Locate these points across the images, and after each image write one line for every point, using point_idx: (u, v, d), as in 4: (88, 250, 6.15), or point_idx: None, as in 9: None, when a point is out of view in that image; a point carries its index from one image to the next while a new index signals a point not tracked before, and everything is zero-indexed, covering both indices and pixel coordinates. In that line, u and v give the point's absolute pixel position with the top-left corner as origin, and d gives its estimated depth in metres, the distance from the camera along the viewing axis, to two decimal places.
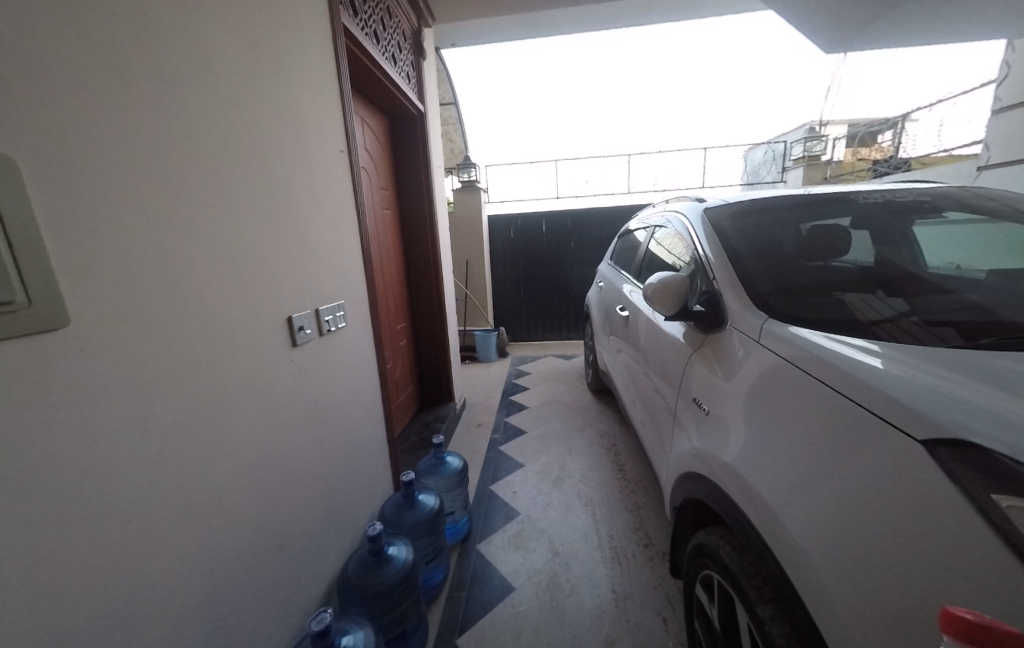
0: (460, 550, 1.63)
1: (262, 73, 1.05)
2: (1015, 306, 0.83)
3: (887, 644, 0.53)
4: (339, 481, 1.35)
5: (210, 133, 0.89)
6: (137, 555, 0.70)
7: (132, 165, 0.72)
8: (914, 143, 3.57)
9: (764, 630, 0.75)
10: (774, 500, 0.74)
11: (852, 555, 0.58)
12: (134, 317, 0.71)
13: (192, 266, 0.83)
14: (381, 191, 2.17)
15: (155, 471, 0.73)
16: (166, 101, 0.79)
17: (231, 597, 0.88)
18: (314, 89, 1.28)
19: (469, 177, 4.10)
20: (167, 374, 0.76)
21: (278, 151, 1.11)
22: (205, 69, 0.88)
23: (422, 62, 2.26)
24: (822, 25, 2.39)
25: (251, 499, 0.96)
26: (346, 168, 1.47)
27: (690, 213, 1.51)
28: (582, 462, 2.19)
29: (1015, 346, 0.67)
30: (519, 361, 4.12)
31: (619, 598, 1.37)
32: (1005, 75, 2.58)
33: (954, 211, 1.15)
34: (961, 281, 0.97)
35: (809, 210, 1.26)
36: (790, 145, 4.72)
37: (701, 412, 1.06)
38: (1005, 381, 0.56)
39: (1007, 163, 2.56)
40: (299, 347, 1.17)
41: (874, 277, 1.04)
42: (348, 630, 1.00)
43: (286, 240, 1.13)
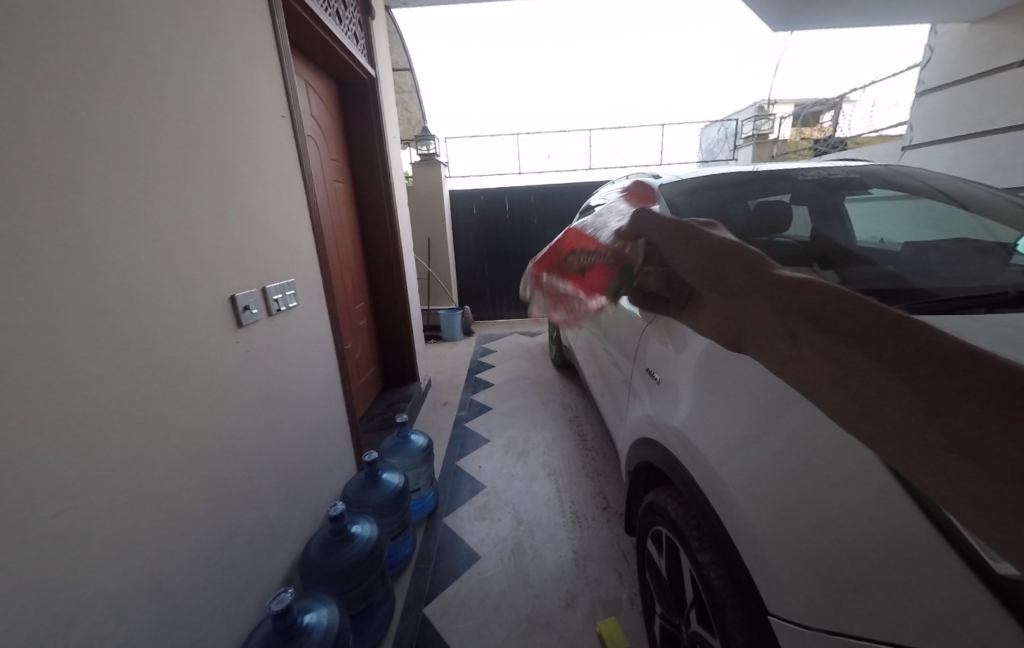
0: (427, 524, 1.66)
1: (183, 25, 0.95)
2: (923, 275, 0.92)
3: (806, 582, 0.59)
4: (296, 464, 1.33)
5: (123, 90, 0.79)
6: (71, 551, 0.66)
7: (29, 122, 0.63)
8: (850, 123, 3.79)
9: (703, 573, 0.83)
10: (714, 461, 0.80)
11: (777, 503, 0.64)
12: (47, 297, 0.64)
13: (112, 239, 0.76)
14: (330, 162, 2.05)
15: (84, 462, 0.69)
16: (65, 51, 0.69)
17: (181, 586, 0.86)
18: (247, 43, 1.17)
19: (429, 150, 3.98)
20: (91, 356, 0.71)
21: (210, 116, 1.02)
22: (113, 17, 0.78)
23: (370, 21, 2.12)
24: (763, 7, 2.48)
25: (199, 487, 0.92)
26: (290, 136, 1.38)
27: (645, 189, 1.52)
28: (546, 434, 2.26)
29: (919, 311, 0.78)
30: (484, 339, 4.14)
31: (579, 557, 1.45)
32: (928, 58, 2.78)
33: (879, 188, 1.25)
34: (881, 252, 1.06)
35: (755, 187, 1.32)
36: (741, 123, 4.89)
37: (654, 381, 1.12)
38: None
39: (927, 142, 2.79)
40: (246, 328, 1.12)
41: (811, 251, 1.12)
42: (311, 608, 1.00)
43: (225, 213, 1.06)
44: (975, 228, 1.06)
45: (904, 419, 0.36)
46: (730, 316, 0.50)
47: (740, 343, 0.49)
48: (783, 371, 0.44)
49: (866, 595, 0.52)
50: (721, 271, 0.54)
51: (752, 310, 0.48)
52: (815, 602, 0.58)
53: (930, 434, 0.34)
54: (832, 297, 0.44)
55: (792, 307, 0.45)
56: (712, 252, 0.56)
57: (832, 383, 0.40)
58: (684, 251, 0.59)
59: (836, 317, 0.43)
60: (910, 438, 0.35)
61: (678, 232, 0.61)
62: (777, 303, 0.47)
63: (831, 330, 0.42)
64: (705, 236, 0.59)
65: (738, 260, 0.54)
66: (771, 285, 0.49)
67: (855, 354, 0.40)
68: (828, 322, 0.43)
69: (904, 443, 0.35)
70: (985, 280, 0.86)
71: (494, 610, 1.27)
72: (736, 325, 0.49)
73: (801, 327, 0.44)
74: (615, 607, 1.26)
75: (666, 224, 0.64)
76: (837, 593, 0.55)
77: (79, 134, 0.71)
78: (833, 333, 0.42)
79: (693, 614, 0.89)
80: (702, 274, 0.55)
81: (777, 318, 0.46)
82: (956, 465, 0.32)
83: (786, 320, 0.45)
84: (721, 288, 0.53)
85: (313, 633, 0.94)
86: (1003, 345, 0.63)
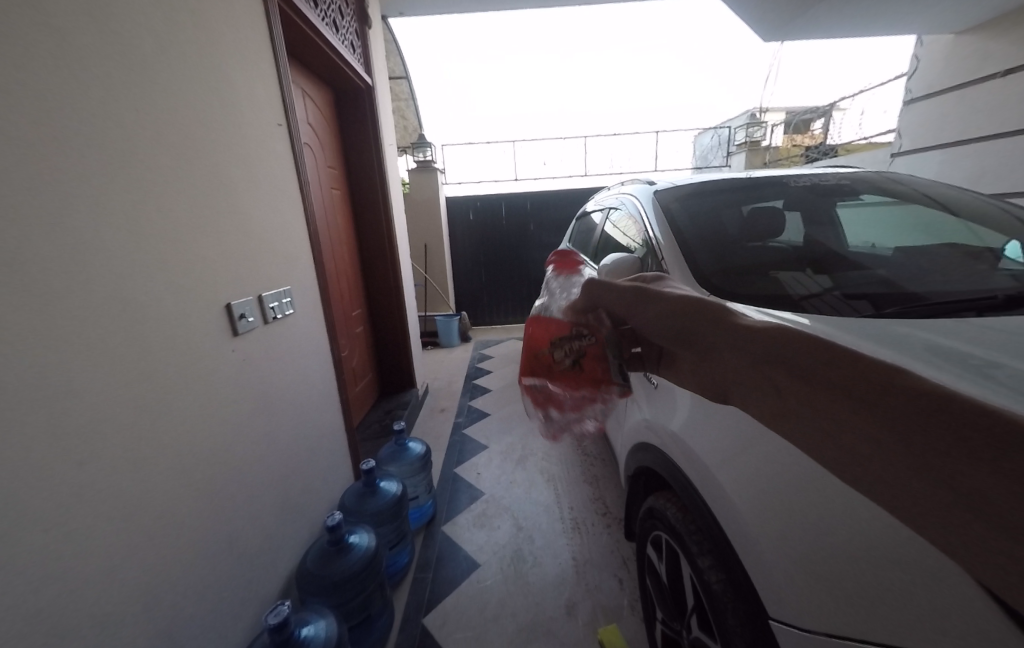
0: (426, 533, 1.64)
1: (180, 34, 0.95)
2: (913, 280, 0.94)
3: (806, 586, 0.59)
4: (292, 473, 1.31)
5: (119, 98, 0.79)
6: (62, 566, 0.64)
7: (21, 128, 0.63)
8: (840, 131, 3.85)
9: (704, 578, 0.83)
10: (713, 464, 0.80)
11: (777, 508, 0.65)
12: (37, 304, 0.63)
13: (104, 247, 0.75)
14: (327, 169, 2.06)
15: (78, 472, 0.68)
16: (61, 60, 0.69)
17: (175, 599, 0.84)
18: (244, 51, 1.18)
19: (425, 157, 4.00)
20: (83, 365, 0.70)
21: (204, 124, 1.02)
22: (109, 27, 0.78)
23: (367, 31, 2.14)
24: (753, 20, 2.54)
25: (194, 498, 0.91)
26: (287, 144, 1.38)
27: (641, 194, 1.54)
28: (545, 440, 2.26)
29: (911, 314, 0.80)
30: (481, 345, 4.14)
31: (578, 564, 1.44)
32: (914, 69, 2.84)
33: (869, 194, 1.27)
34: (873, 256, 1.08)
35: (749, 193, 1.34)
36: (733, 131, 4.98)
37: (652, 385, 1.13)
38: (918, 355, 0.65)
39: (916, 150, 2.85)
40: (242, 335, 1.11)
41: (804, 255, 1.14)
42: (309, 620, 0.99)
43: (220, 221, 1.05)
44: (964, 234, 1.08)
45: (893, 466, 0.38)
46: (717, 368, 0.55)
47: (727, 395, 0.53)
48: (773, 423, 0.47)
49: (866, 595, 0.52)
50: (694, 323, 0.57)
51: (736, 364, 0.51)
52: (815, 603, 0.58)
53: (921, 481, 0.36)
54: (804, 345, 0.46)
55: (770, 359, 0.48)
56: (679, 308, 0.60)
57: (815, 430, 0.43)
58: (647, 311, 0.63)
59: (814, 365, 0.45)
60: (902, 486, 0.37)
61: (633, 295, 0.66)
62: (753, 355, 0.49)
63: (810, 381, 0.44)
64: (660, 294, 0.64)
65: (708, 314, 0.56)
66: (747, 336, 0.51)
67: (836, 404, 0.42)
68: (803, 372, 0.45)
69: (904, 495, 0.37)
70: (975, 284, 0.87)
71: (494, 619, 1.26)
72: (723, 380, 0.54)
73: (782, 379, 0.46)
74: (616, 614, 1.25)
75: (616, 288, 0.69)
76: (837, 594, 0.55)
77: (72, 142, 0.70)
78: (810, 383, 0.44)
79: (694, 620, 0.89)
80: (676, 332, 0.60)
81: (755, 369, 0.49)
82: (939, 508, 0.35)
83: (767, 373, 0.48)
84: (702, 342, 0.56)
85: (311, 645, 0.92)
86: (995, 346, 0.64)
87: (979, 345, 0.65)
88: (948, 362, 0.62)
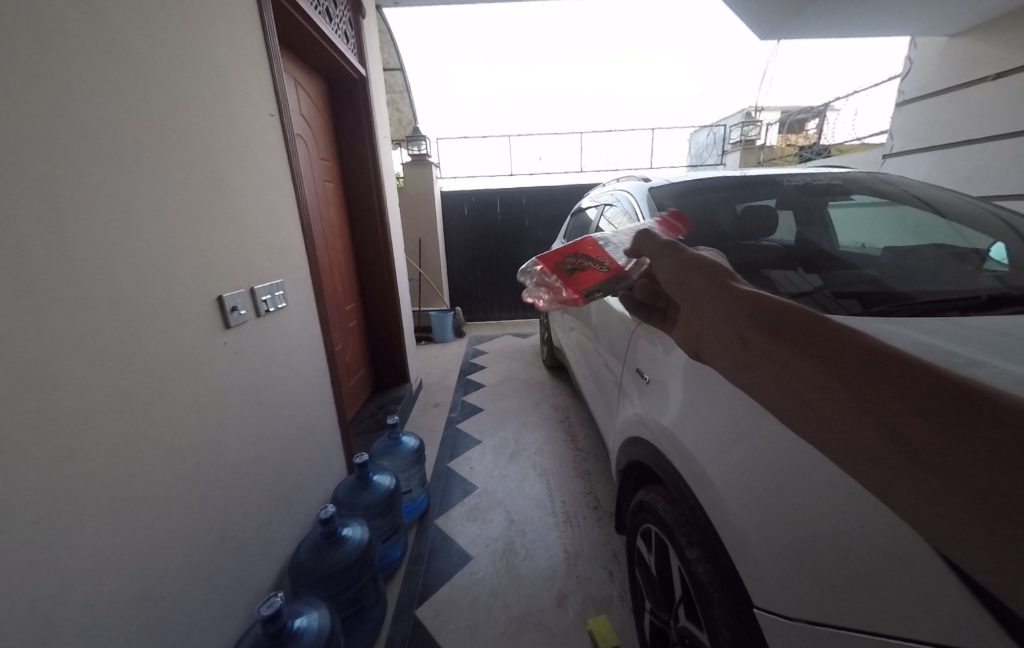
0: (419, 526, 1.65)
1: (169, 20, 0.93)
2: (901, 280, 0.95)
3: (789, 578, 0.61)
4: (285, 467, 1.31)
5: (108, 87, 0.78)
6: (51, 559, 0.64)
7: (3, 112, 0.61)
8: (834, 131, 3.88)
9: (691, 569, 0.85)
10: (702, 460, 0.82)
11: (763, 503, 0.66)
12: (21, 294, 0.62)
13: (93, 237, 0.73)
14: (320, 161, 2.03)
15: (68, 465, 0.67)
16: (49, 47, 0.68)
17: (168, 591, 0.84)
18: (235, 40, 1.15)
19: (419, 150, 3.97)
20: (69, 357, 0.68)
21: (195, 112, 1.00)
22: (98, 13, 0.76)
23: (361, 20, 2.10)
24: (749, 19, 2.54)
25: (185, 493, 0.91)
26: (278, 136, 1.36)
27: (636, 192, 1.54)
28: (537, 435, 2.27)
29: (897, 313, 0.82)
30: (475, 340, 4.14)
31: (570, 556, 1.47)
32: (908, 70, 2.86)
33: (860, 194, 1.28)
34: (863, 256, 1.10)
35: (742, 192, 1.35)
36: (729, 129, 4.99)
37: (644, 381, 1.14)
38: None
39: (907, 152, 2.88)
40: (234, 329, 1.11)
41: (796, 254, 1.15)
42: (302, 612, 1.00)
43: (211, 213, 1.04)
44: (951, 235, 1.10)
45: (860, 427, 0.38)
46: (703, 332, 0.55)
47: (712, 353, 0.54)
48: (748, 381, 0.48)
49: (849, 586, 0.53)
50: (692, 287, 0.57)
51: (720, 325, 0.52)
52: (800, 595, 0.59)
53: (885, 444, 0.37)
54: (789, 308, 0.47)
55: (755, 323, 0.48)
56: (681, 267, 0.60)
57: (794, 396, 0.43)
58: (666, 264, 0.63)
59: (794, 329, 0.45)
60: (872, 453, 0.37)
61: (663, 248, 0.65)
62: (738, 317, 0.50)
63: (788, 344, 0.45)
64: (686, 251, 0.62)
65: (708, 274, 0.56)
66: (740, 302, 0.51)
67: (810, 367, 0.42)
68: (782, 332, 0.46)
69: (866, 455, 0.37)
70: (960, 284, 0.89)
71: (486, 610, 1.28)
72: (708, 337, 0.54)
73: (762, 343, 0.47)
74: (605, 605, 1.28)
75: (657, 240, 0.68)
76: (820, 585, 0.56)
77: (55, 125, 0.68)
78: (785, 344, 0.45)
79: (681, 610, 0.91)
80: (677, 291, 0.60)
81: (737, 330, 0.49)
82: (916, 484, 0.34)
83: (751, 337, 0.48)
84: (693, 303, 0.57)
85: (303, 636, 0.93)
86: (977, 346, 0.65)
87: (962, 344, 0.67)
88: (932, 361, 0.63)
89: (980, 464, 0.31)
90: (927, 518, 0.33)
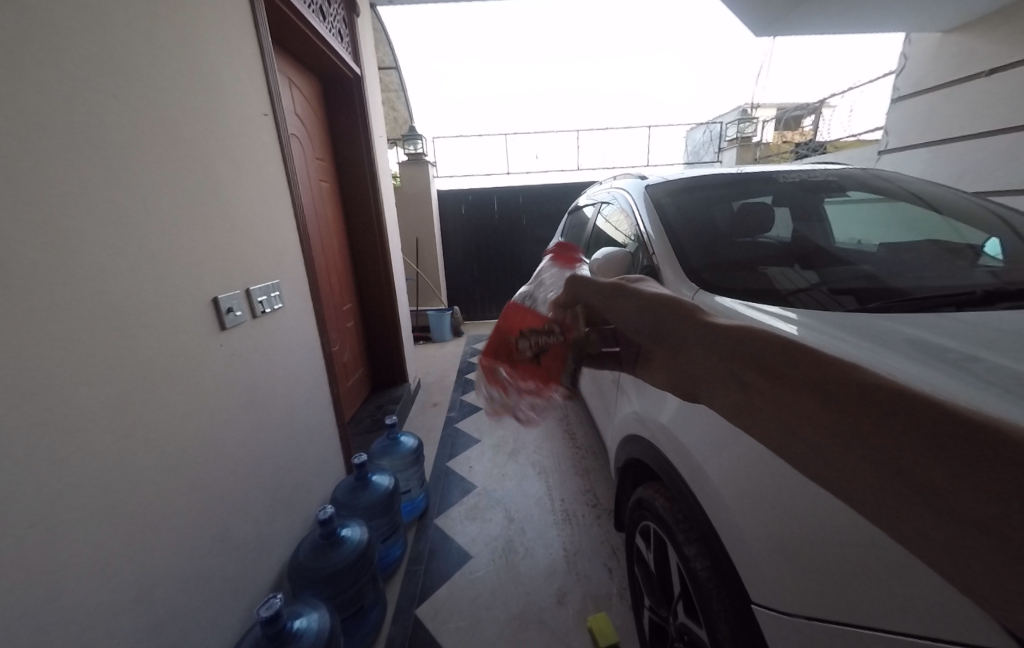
0: (418, 526, 1.65)
1: (161, 20, 0.92)
2: (897, 276, 0.96)
3: (786, 574, 0.61)
4: (283, 468, 1.31)
5: (101, 88, 0.77)
6: (46, 563, 0.63)
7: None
8: (829, 127, 3.88)
9: (690, 565, 0.85)
10: (700, 456, 0.82)
11: (760, 500, 0.66)
12: (12, 296, 0.61)
13: (87, 239, 0.73)
14: (316, 161, 2.02)
15: (65, 468, 0.67)
16: (41, 48, 0.67)
17: (166, 594, 0.84)
18: (228, 39, 1.15)
19: (415, 149, 3.96)
20: (62, 359, 0.68)
21: (187, 111, 0.99)
22: (90, 13, 0.76)
23: (355, 19, 2.09)
24: (744, 16, 2.54)
25: (183, 496, 0.91)
26: (273, 136, 1.35)
27: (632, 189, 1.54)
28: (536, 433, 2.28)
29: (893, 309, 0.82)
30: (474, 339, 4.14)
31: (569, 554, 1.47)
32: (903, 66, 2.87)
33: (856, 190, 1.29)
34: (859, 252, 1.10)
35: (739, 189, 1.35)
36: (725, 126, 4.99)
37: (642, 379, 1.14)
38: (899, 349, 0.67)
39: (902, 148, 2.89)
40: (230, 330, 1.10)
41: (792, 251, 1.15)
42: (301, 613, 1.00)
43: (206, 213, 1.04)
44: (946, 231, 1.10)
45: (854, 459, 0.38)
46: (693, 370, 0.55)
47: (704, 393, 0.54)
48: (743, 418, 0.47)
49: (845, 581, 0.53)
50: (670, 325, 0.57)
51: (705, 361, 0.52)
52: (798, 590, 0.60)
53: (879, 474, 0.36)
54: (765, 336, 0.46)
55: (736, 355, 0.48)
56: (652, 307, 0.61)
57: (788, 430, 0.43)
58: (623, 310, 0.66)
59: (775, 359, 0.45)
60: (870, 485, 0.36)
61: (613, 291, 0.70)
62: (720, 349, 0.49)
63: (776, 378, 0.44)
64: (638, 292, 0.66)
65: (675, 312, 0.58)
66: (717, 335, 0.50)
67: (798, 398, 0.42)
68: (765, 365, 0.45)
69: (866, 487, 0.37)
70: (955, 280, 0.90)
71: (485, 608, 1.28)
72: (698, 378, 0.54)
73: (750, 376, 0.46)
74: (605, 603, 1.28)
75: (602, 286, 0.72)
76: (819, 581, 0.56)
77: (48, 128, 0.68)
78: (772, 377, 0.45)
79: (680, 606, 0.91)
80: (652, 331, 0.61)
81: (724, 366, 0.49)
82: (919, 516, 0.33)
83: (736, 370, 0.48)
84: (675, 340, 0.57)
85: (303, 636, 0.93)
86: (974, 341, 0.66)
87: (958, 340, 0.67)
88: (929, 356, 0.63)
89: (970, 490, 0.31)
90: (932, 551, 0.32)
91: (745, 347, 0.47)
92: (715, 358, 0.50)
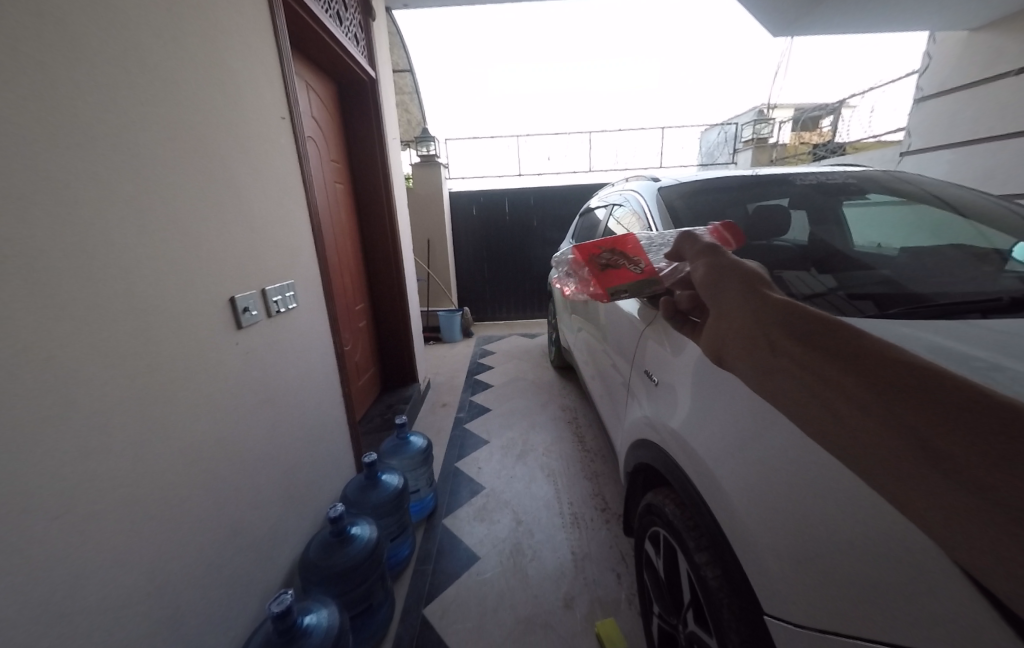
0: (426, 525, 1.66)
1: (182, 25, 0.94)
2: (918, 280, 0.93)
3: (802, 588, 0.60)
4: (295, 466, 1.33)
5: (125, 95, 0.80)
6: (64, 553, 0.65)
7: (15, 109, 0.61)
8: (849, 129, 3.80)
9: (700, 573, 0.83)
10: (712, 464, 0.81)
11: (773, 511, 0.65)
12: (36, 294, 0.63)
13: (109, 241, 0.75)
14: (331, 163, 2.05)
15: (85, 463, 0.69)
16: (69, 56, 0.70)
17: (179, 589, 0.86)
18: (248, 45, 1.17)
19: (428, 151, 3.99)
20: (83, 356, 0.70)
21: (206, 114, 1.01)
22: (118, 24, 0.79)
23: (370, 23, 2.11)
24: (760, 17, 2.51)
25: (198, 491, 0.93)
26: (290, 138, 1.38)
27: (644, 191, 1.52)
28: (546, 436, 2.27)
29: (915, 315, 0.80)
30: (484, 341, 4.15)
31: (578, 558, 1.46)
32: (926, 66, 2.80)
33: (875, 193, 1.26)
34: (878, 257, 1.08)
35: (753, 192, 1.33)
36: (740, 127, 4.92)
37: (652, 383, 1.13)
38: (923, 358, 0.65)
39: (925, 149, 2.81)
40: (245, 329, 1.12)
41: (809, 255, 1.13)
42: (311, 609, 1.01)
43: (225, 216, 1.06)
44: (971, 234, 1.07)
45: (876, 429, 0.41)
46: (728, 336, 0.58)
47: (733, 358, 0.57)
48: (769, 381, 0.51)
49: (864, 595, 0.52)
50: (728, 291, 0.61)
51: (755, 327, 0.54)
52: (812, 603, 0.58)
53: (900, 444, 0.40)
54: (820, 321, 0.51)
55: (782, 326, 0.52)
56: (723, 270, 0.64)
57: (811, 394, 0.47)
58: (704, 266, 0.66)
59: (824, 335, 0.49)
60: (882, 451, 0.41)
61: (710, 252, 0.68)
62: (767, 321, 0.53)
63: (818, 349, 0.49)
64: (730, 257, 0.65)
65: (742, 279, 0.61)
66: (767, 305, 0.55)
67: (835, 370, 0.46)
68: (813, 341, 0.50)
69: (877, 453, 0.41)
70: (981, 286, 0.87)
71: (493, 611, 1.28)
72: (730, 344, 0.57)
73: (786, 345, 0.51)
74: (614, 608, 1.27)
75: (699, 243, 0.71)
76: (835, 594, 0.55)
77: (76, 136, 0.71)
78: (818, 351, 0.48)
79: (690, 615, 0.90)
80: (710, 291, 0.63)
81: (765, 332, 0.53)
82: (925, 477, 0.38)
83: (776, 339, 0.52)
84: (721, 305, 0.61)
85: (311, 633, 0.94)
86: (997, 349, 0.64)
87: (979, 347, 0.65)
88: (953, 365, 0.61)
89: (987, 463, 0.35)
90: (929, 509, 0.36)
91: (795, 323, 0.51)
92: (759, 326, 0.54)
